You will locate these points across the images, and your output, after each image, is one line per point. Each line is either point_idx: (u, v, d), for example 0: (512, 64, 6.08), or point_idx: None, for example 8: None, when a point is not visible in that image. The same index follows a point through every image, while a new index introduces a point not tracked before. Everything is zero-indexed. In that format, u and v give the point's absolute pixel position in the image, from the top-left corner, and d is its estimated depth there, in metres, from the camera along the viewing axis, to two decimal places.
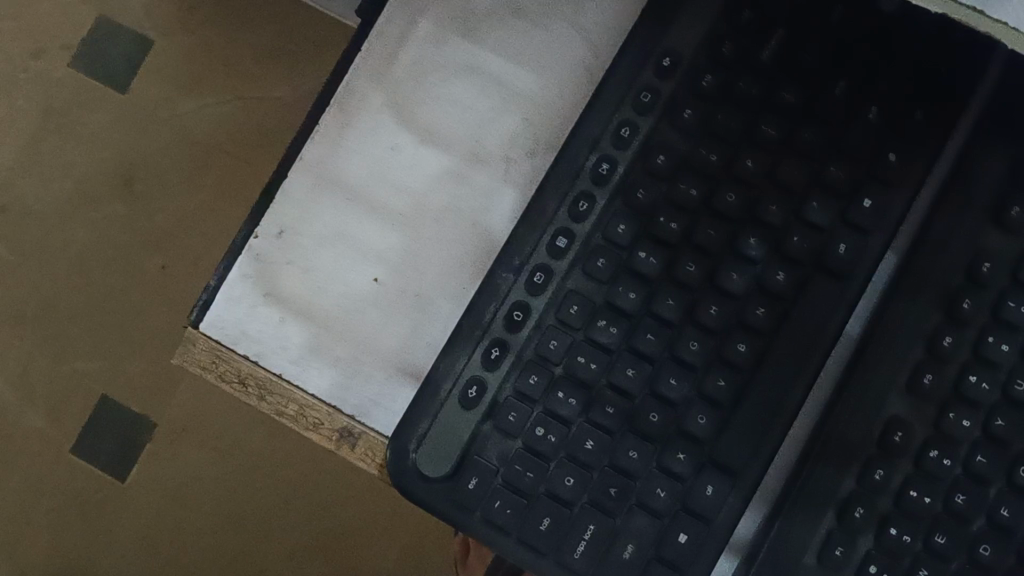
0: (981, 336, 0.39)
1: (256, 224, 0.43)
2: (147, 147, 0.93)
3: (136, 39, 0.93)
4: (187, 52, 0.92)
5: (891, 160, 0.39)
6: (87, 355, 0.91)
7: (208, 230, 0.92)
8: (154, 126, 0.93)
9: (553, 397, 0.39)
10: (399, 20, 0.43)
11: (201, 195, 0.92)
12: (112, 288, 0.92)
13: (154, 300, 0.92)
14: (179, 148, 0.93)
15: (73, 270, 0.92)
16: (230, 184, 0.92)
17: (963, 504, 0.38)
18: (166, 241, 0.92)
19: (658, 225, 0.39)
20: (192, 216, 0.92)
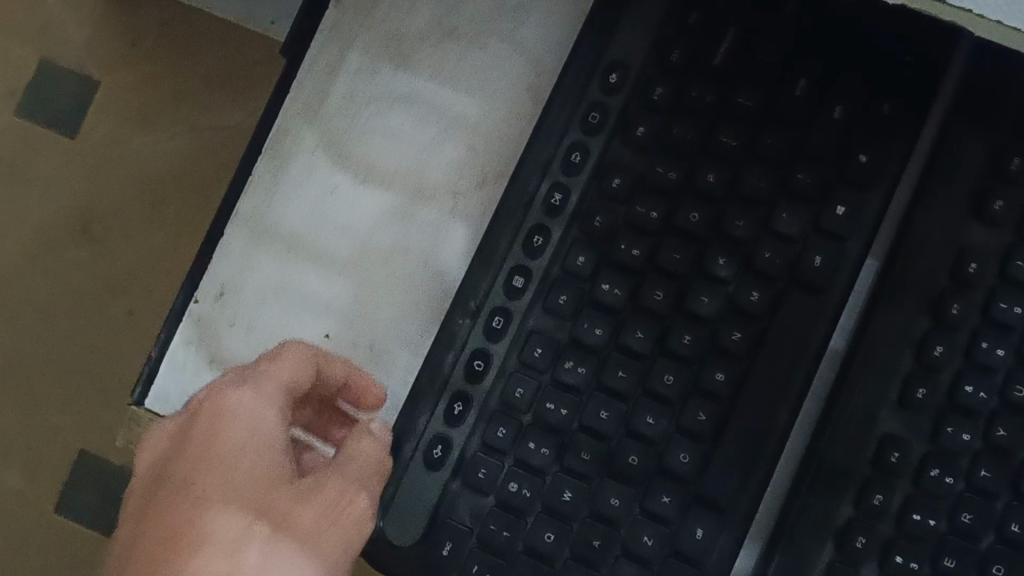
0: (974, 340, 0.36)
1: (193, 285, 0.40)
2: (98, 185, 0.83)
3: (77, 70, 0.83)
4: (131, 73, 0.82)
5: (860, 161, 0.36)
6: (60, 411, 0.83)
7: (172, 267, 0.82)
8: (106, 161, 0.83)
9: (523, 448, 0.36)
10: (327, 56, 0.41)
11: (161, 232, 0.82)
12: (77, 338, 0.83)
13: (126, 344, 0.83)
14: (133, 182, 0.83)
15: (38, 325, 0.84)
16: (190, 212, 0.82)
17: (969, 522, 0.35)
18: (130, 279, 0.83)
19: (618, 252, 0.37)
20: (154, 254, 0.82)
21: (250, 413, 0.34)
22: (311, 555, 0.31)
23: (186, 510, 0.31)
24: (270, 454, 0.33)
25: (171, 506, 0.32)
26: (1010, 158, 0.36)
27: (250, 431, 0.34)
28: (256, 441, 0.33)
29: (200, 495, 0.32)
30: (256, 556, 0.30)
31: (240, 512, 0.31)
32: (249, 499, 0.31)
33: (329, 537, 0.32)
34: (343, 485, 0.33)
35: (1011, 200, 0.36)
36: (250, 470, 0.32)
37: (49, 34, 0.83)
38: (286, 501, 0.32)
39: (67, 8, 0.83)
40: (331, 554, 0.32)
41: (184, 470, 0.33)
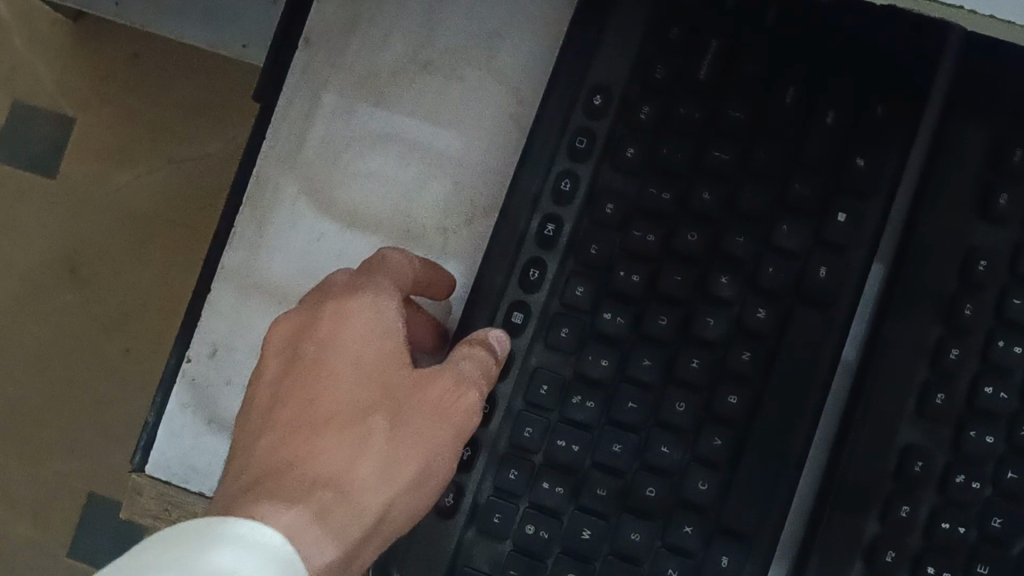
0: (989, 340, 0.35)
1: (184, 346, 0.39)
2: (81, 228, 0.82)
3: (50, 113, 0.81)
4: (104, 111, 0.81)
5: (858, 166, 0.35)
6: (63, 457, 0.82)
7: (165, 302, 0.80)
8: (86, 204, 0.82)
9: (538, 489, 0.35)
10: (300, 100, 0.40)
11: (152, 269, 0.81)
12: (72, 386, 0.82)
13: (124, 383, 0.81)
14: (116, 221, 0.81)
15: (32, 371, 0.82)
16: (181, 247, 0.80)
17: (1000, 527, 0.34)
18: (124, 318, 0.81)
19: (616, 280, 0.36)
20: (146, 291, 0.81)
21: (376, 305, 0.34)
22: (424, 440, 0.33)
23: (315, 401, 0.33)
24: (392, 353, 0.34)
25: (314, 393, 0.33)
26: (1011, 150, 0.35)
27: (372, 330, 0.34)
28: (376, 338, 0.34)
29: (327, 385, 0.33)
30: (382, 433, 0.32)
31: (361, 390, 0.33)
32: (369, 387, 0.33)
33: (440, 425, 0.33)
34: (446, 389, 0.34)
35: (1015, 195, 0.35)
36: (377, 363, 0.34)
37: (17, 77, 0.81)
38: (399, 390, 0.33)
39: (35, 50, 0.81)
40: (447, 445, 0.33)
41: (320, 352, 0.34)
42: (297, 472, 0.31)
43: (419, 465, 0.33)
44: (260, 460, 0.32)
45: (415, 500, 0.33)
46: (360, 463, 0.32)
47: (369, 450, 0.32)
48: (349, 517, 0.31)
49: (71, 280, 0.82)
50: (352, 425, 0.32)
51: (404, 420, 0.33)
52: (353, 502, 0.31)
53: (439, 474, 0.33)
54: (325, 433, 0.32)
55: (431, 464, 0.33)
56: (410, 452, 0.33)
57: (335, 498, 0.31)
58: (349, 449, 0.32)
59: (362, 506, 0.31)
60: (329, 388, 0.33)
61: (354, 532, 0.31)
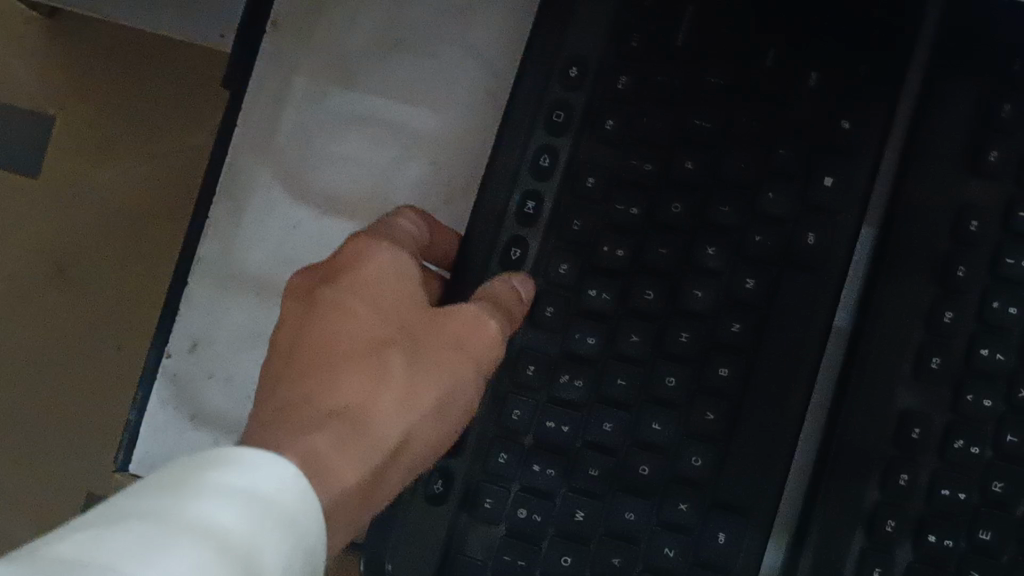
0: (985, 301, 0.34)
1: (163, 342, 0.39)
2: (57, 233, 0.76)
3: None
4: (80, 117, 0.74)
5: (843, 128, 0.34)
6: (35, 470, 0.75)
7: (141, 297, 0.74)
8: (62, 208, 0.75)
9: (529, 471, 0.35)
10: (270, 83, 0.38)
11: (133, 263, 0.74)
12: None
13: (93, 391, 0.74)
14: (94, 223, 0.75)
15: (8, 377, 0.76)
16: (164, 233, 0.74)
17: (1002, 491, 0.33)
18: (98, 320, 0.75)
19: (600, 255, 0.35)
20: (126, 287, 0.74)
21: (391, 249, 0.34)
22: (443, 376, 0.32)
23: (331, 339, 0.32)
24: (409, 293, 0.33)
25: (329, 328, 0.32)
26: (1000, 105, 0.34)
27: (388, 272, 0.33)
28: (392, 278, 0.33)
29: (343, 323, 0.32)
30: (399, 365, 0.32)
31: (378, 326, 0.32)
32: (386, 324, 0.32)
33: (462, 360, 0.33)
34: (464, 325, 0.33)
35: (1006, 151, 0.34)
36: (395, 303, 0.33)
37: None
38: (415, 326, 0.33)
39: None
40: (468, 380, 0.33)
41: (335, 295, 0.33)
42: (316, 405, 0.30)
43: (434, 399, 0.32)
44: (279, 396, 0.30)
45: (433, 430, 0.32)
46: (378, 396, 0.31)
47: (387, 385, 0.31)
48: (366, 446, 0.30)
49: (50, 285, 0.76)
50: (368, 359, 0.31)
51: (420, 356, 0.32)
52: (371, 433, 0.30)
53: (454, 410, 0.33)
54: (341, 369, 0.31)
55: (449, 398, 0.32)
56: (427, 387, 0.32)
57: (353, 427, 0.30)
58: (366, 382, 0.31)
59: (380, 438, 0.30)
60: (346, 328, 0.32)
61: (370, 462, 0.29)
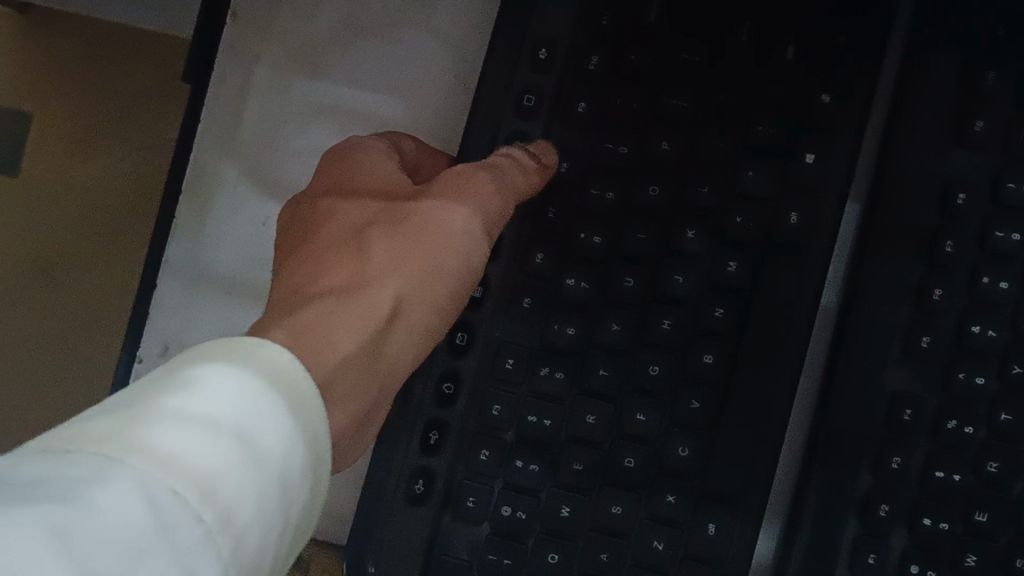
0: (974, 277, 0.33)
1: (133, 346, 0.37)
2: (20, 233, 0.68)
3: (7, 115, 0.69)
4: (49, 101, 0.67)
5: (823, 103, 0.33)
6: None
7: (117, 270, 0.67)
8: (35, 205, 0.68)
9: (512, 467, 0.34)
10: (232, 77, 0.37)
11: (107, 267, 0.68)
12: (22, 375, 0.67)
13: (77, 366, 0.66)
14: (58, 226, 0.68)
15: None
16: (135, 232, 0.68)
17: (997, 471, 0.33)
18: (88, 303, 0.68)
19: (578, 242, 0.34)
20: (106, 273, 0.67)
21: (368, 151, 0.33)
22: (433, 240, 0.31)
23: (313, 241, 0.32)
24: (387, 182, 0.33)
25: (317, 226, 0.32)
26: (985, 74, 0.33)
27: (366, 173, 0.33)
28: (367, 173, 0.33)
29: (324, 227, 0.32)
30: (380, 242, 0.31)
31: (363, 213, 0.32)
32: (370, 211, 0.32)
33: (452, 218, 0.32)
34: (453, 192, 0.32)
35: (991, 121, 0.33)
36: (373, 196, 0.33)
37: None
38: (400, 207, 0.32)
39: None
40: (463, 236, 0.31)
41: (316, 203, 0.33)
42: (310, 290, 0.30)
43: (423, 263, 0.31)
44: (281, 283, 0.31)
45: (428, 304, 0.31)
46: (368, 273, 0.31)
47: (372, 264, 0.31)
48: (363, 313, 0.29)
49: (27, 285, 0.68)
50: (353, 245, 0.31)
51: (406, 227, 0.32)
52: (365, 303, 0.30)
53: (453, 276, 0.32)
54: (323, 261, 0.31)
55: (440, 262, 0.31)
56: (415, 258, 0.31)
57: (347, 298, 0.29)
58: (355, 264, 0.31)
59: (376, 306, 0.30)
60: (328, 230, 0.32)
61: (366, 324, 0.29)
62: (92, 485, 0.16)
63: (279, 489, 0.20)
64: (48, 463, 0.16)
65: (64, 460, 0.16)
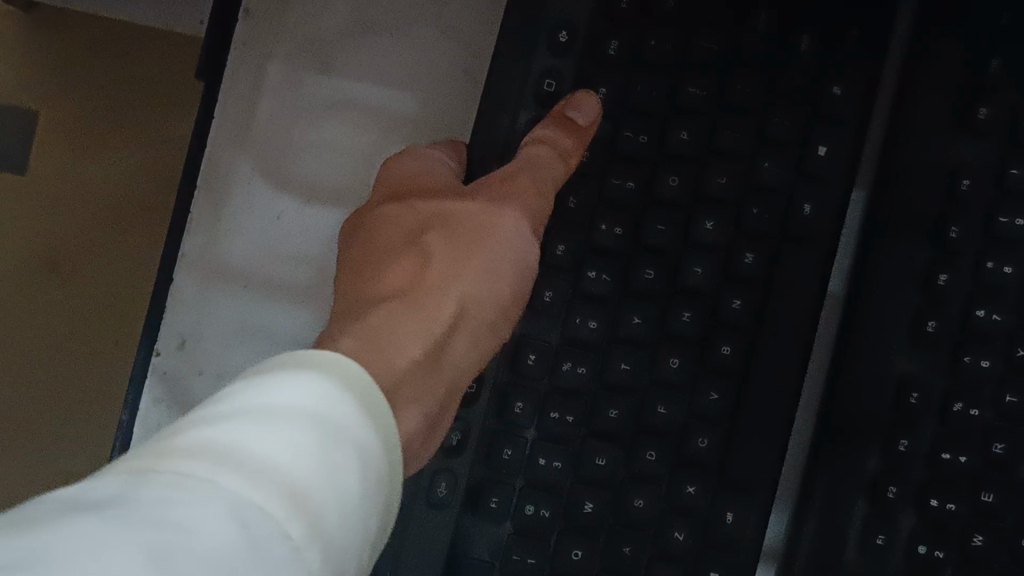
0: (980, 262, 0.33)
1: (151, 339, 0.38)
2: (29, 231, 0.68)
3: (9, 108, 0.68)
4: (55, 96, 0.68)
5: (835, 94, 0.34)
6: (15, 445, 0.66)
7: (130, 265, 0.68)
8: (46, 202, 0.69)
9: (535, 465, 0.34)
10: (246, 71, 0.38)
11: (119, 261, 0.68)
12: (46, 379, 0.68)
13: (92, 379, 0.67)
14: (67, 223, 0.69)
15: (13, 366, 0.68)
16: (148, 224, 0.68)
17: (1004, 452, 0.33)
18: (98, 305, 0.68)
19: (597, 234, 0.34)
20: (119, 266, 0.68)
21: (419, 165, 0.34)
22: (487, 243, 0.32)
23: (369, 253, 0.33)
24: (434, 187, 0.33)
25: (371, 233, 0.33)
26: (989, 62, 0.33)
27: (414, 179, 0.34)
28: (417, 184, 0.33)
29: (376, 237, 0.33)
30: (435, 248, 0.32)
31: (415, 218, 0.33)
32: (420, 212, 0.33)
33: (502, 220, 0.32)
34: (500, 192, 0.33)
35: (995, 107, 0.33)
36: (423, 198, 0.33)
37: None
38: (452, 210, 0.33)
39: None
40: (512, 237, 0.32)
41: (366, 212, 0.34)
42: (369, 296, 0.31)
43: (478, 268, 0.32)
44: (342, 295, 0.32)
45: (484, 302, 0.32)
46: (427, 277, 0.32)
47: (429, 270, 0.32)
48: (425, 321, 0.30)
49: (38, 280, 0.68)
50: (410, 251, 0.32)
51: (462, 228, 0.32)
52: (430, 307, 0.31)
53: (505, 272, 0.32)
54: (382, 271, 0.32)
55: (495, 262, 0.32)
56: (473, 262, 0.32)
57: (409, 305, 0.30)
58: (414, 267, 0.32)
59: (438, 313, 0.31)
60: (382, 240, 0.33)
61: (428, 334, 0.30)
62: (129, 498, 0.17)
63: (359, 494, 0.21)
64: (87, 488, 0.17)
65: (99, 486, 0.17)
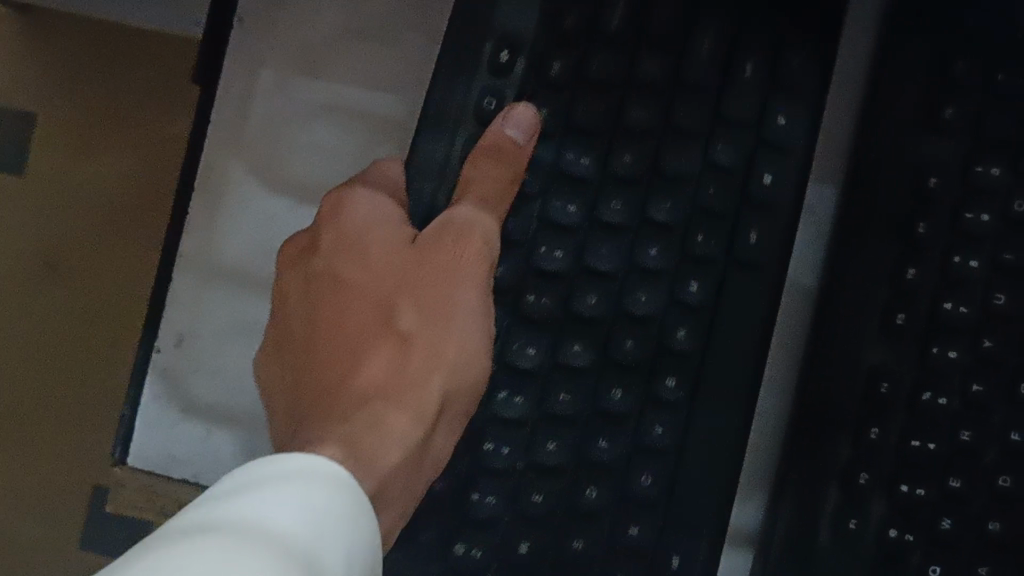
0: (947, 257, 0.35)
1: (151, 337, 0.40)
2: (31, 234, 0.70)
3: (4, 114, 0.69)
4: (48, 99, 0.69)
5: (780, 124, 0.35)
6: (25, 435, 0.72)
7: (129, 264, 0.69)
8: (44, 207, 0.70)
9: (470, 500, 0.36)
10: (239, 77, 0.39)
11: (117, 260, 0.69)
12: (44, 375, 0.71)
13: (91, 376, 0.71)
14: (58, 227, 0.70)
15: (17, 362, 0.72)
16: (142, 223, 0.69)
17: (970, 440, 0.35)
18: (100, 306, 0.70)
19: (539, 259, 0.35)
20: (118, 266, 0.70)
21: (370, 208, 0.35)
22: (453, 318, 0.34)
23: (337, 326, 0.34)
24: (391, 247, 0.35)
25: (338, 307, 0.34)
26: (953, 61, 0.34)
27: (369, 227, 0.35)
28: (372, 231, 0.35)
29: (342, 313, 0.34)
30: (405, 321, 0.34)
31: (382, 286, 0.34)
32: (386, 282, 0.34)
33: (464, 291, 0.34)
34: (454, 255, 0.34)
35: (960, 107, 0.35)
36: (384, 253, 0.35)
37: None
38: (413, 275, 0.34)
39: None
40: (469, 316, 0.34)
41: (321, 267, 0.35)
42: (348, 389, 0.32)
43: (452, 347, 0.34)
44: (314, 387, 0.33)
45: (456, 374, 0.34)
46: (405, 355, 0.33)
47: (409, 348, 0.33)
48: (413, 408, 0.32)
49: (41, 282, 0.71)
50: (381, 330, 0.34)
51: (425, 294, 0.34)
52: (414, 400, 0.32)
53: (471, 340, 0.34)
54: (359, 355, 0.33)
55: (460, 332, 0.34)
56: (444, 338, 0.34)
57: (395, 403, 0.32)
58: (394, 349, 0.33)
59: (426, 400, 0.33)
60: (346, 308, 0.34)
61: (419, 420, 0.32)
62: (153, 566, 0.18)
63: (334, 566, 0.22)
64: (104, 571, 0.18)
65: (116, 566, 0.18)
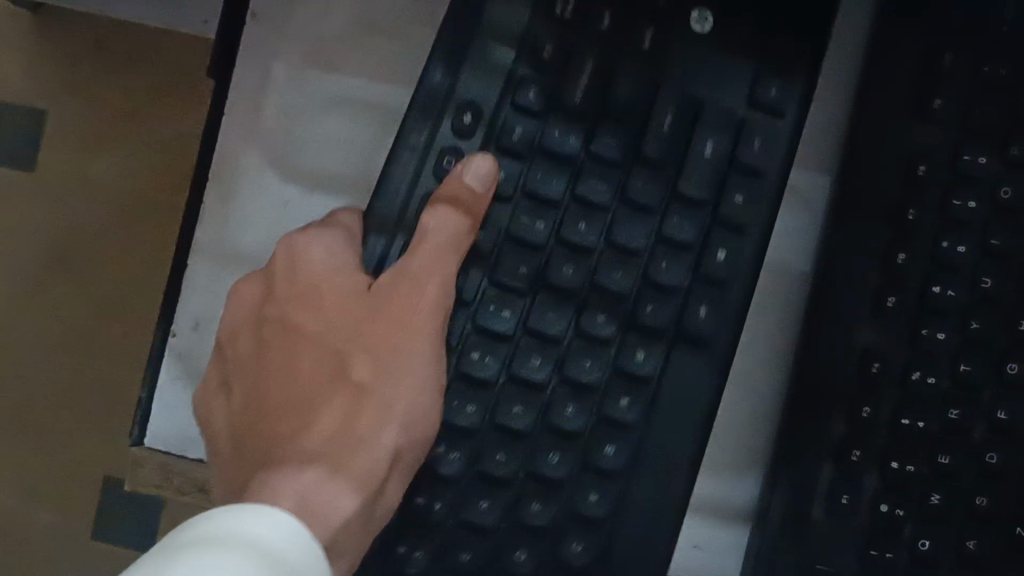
0: (935, 242, 0.36)
1: (167, 323, 0.41)
2: (47, 227, 0.73)
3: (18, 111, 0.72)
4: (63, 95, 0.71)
5: (735, 202, 0.35)
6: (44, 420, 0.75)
7: (145, 254, 0.73)
8: (58, 201, 0.73)
9: (396, 553, 0.35)
10: (254, 70, 0.40)
11: (131, 251, 0.73)
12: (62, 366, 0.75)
13: (110, 363, 0.74)
14: (71, 220, 0.73)
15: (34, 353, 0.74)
16: (158, 212, 0.72)
17: (958, 418, 0.36)
18: (116, 294, 0.73)
19: (486, 319, 0.35)
20: (131, 255, 0.73)
21: (329, 252, 0.36)
22: (406, 375, 0.35)
23: (291, 376, 0.36)
24: (349, 294, 0.36)
25: (295, 352, 0.36)
26: (941, 55, 0.36)
27: (330, 268, 0.36)
28: (329, 278, 0.36)
29: (297, 360, 0.36)
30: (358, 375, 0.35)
31: (337, 335, 0.36)
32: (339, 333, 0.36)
33: (420, 344, 0.35)
34: (408, 306, 0.35)
35: (949, 97, 0.36)
36: (341, 297, 0.36)
37: None
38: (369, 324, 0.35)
39: None
40: (422, 370, 0.35)
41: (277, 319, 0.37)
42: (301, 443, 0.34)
43: (401, 404, 0.34)
44: (266, 434, 0.35)
45: (406, 428, 0.34)
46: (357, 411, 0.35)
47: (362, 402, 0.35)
48: (363, 469, 0.34)
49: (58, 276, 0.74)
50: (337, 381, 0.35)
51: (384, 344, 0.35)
52: (362, 460, 0.34)
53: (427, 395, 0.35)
54: (314, 406, 0.35)
55: (414, 389, 0.35)
56: (395, 392, 0.35)
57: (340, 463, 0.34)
58: (349, 404, 0.35)
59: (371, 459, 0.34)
60: (301, 351, 0.36)
61: (368, 479, 0.34)
62: None
63: None
64: None
65: None
